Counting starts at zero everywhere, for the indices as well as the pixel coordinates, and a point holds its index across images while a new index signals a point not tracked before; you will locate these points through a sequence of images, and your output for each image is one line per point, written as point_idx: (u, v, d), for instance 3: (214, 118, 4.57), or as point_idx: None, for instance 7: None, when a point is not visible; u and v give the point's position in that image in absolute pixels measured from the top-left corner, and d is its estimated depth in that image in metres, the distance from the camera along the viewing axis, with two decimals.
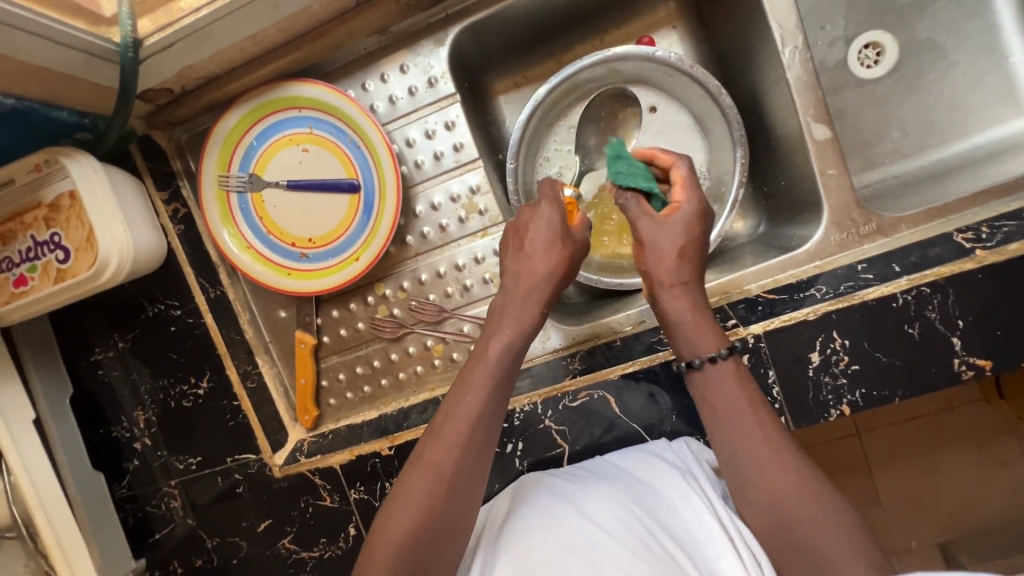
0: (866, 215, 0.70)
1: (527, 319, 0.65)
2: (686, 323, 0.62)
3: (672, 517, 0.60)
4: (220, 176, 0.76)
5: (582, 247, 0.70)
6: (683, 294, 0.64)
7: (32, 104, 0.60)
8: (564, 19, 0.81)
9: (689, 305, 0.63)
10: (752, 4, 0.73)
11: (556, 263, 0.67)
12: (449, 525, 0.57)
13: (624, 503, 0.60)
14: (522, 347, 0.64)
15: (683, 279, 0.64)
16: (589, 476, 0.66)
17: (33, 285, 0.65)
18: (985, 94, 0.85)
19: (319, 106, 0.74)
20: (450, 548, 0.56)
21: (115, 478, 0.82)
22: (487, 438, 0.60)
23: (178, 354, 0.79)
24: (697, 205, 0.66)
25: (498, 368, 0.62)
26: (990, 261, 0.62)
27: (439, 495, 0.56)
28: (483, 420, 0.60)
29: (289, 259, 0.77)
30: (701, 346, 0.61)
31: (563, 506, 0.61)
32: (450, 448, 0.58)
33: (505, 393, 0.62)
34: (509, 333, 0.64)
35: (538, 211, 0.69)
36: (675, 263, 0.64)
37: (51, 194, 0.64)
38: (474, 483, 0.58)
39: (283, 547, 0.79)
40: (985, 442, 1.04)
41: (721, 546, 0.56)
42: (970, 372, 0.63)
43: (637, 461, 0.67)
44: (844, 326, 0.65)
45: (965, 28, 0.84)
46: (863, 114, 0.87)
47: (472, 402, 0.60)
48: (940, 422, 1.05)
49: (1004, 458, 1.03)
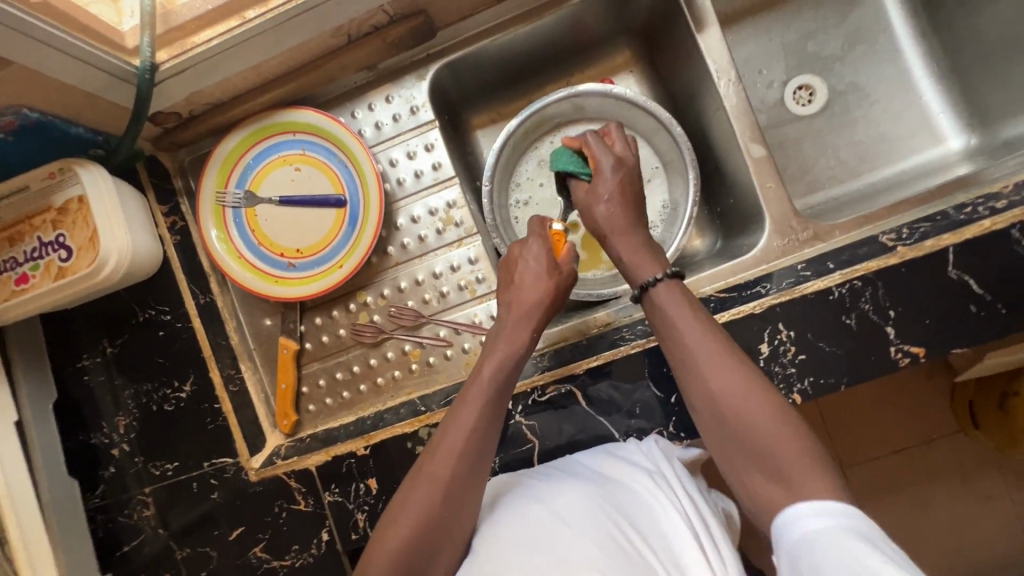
0: (804, 223, 0.78)
1: (519, 339, 0.70)
2: (626, 259, 0.74)
3: (641, 512, 0.59)
4: (217, 192, 0.83)
5: (569, 278, 0.75)
6: (624, 238, 0.75)
7: (54, 119, 0.68)
8: (532, 62, 0.92)
9: (630, 246, 0.74)
10: (690, 47, 0.84)
11: (543, 292, 0.72)
12: (443, 530, 0.59)
13: (593, 497, 0.59)
14: (516, 367, 0.69)
15: (618, 223, 0.75)
16: (560, 473, 0.65)
17: (34, 282, 0.70)
18: (907, 127, 0.95)
19: (311, 130, 0.83)
20: (442, 550, 0.59)
21: (88, 487, 0.82)
22: (484, 449, 0.64)
23: (164, 359, 0.82)
24: (613, 158, 0.78)
25: (492, 385, 0.66)
26: (911, 256, 0.69)
27: (437, 502, 0.60)
28: (481, 431, 0.64)
29: (277, 268, 0.83)
30: (638, 275, 0.72)
31: (532, 505, 0.60)
32: (449, 455, 0.62)
33: (501, 408, 0.67)
34: (502, 354, 0.69)
35: (527, 247, 0.75)
36: (614, 212, 0.76)
37: (61, 200, 0.71)
38: (470, 493, 0.61)
39: (254, 556, 0.78)
40: (965, 474, 1.11)
41: (685, 542, 0.57)
42: (906, 359, 0.68)
43: (606, 461, 0.66)
44: (788, 318, 0.71)
45: (883, 72, 0.97)
46: (801, 145, 0.98)
47: (469, 415, 0.64)
48: (919, 455, 1.12)
49: (984, 490, 1.10)
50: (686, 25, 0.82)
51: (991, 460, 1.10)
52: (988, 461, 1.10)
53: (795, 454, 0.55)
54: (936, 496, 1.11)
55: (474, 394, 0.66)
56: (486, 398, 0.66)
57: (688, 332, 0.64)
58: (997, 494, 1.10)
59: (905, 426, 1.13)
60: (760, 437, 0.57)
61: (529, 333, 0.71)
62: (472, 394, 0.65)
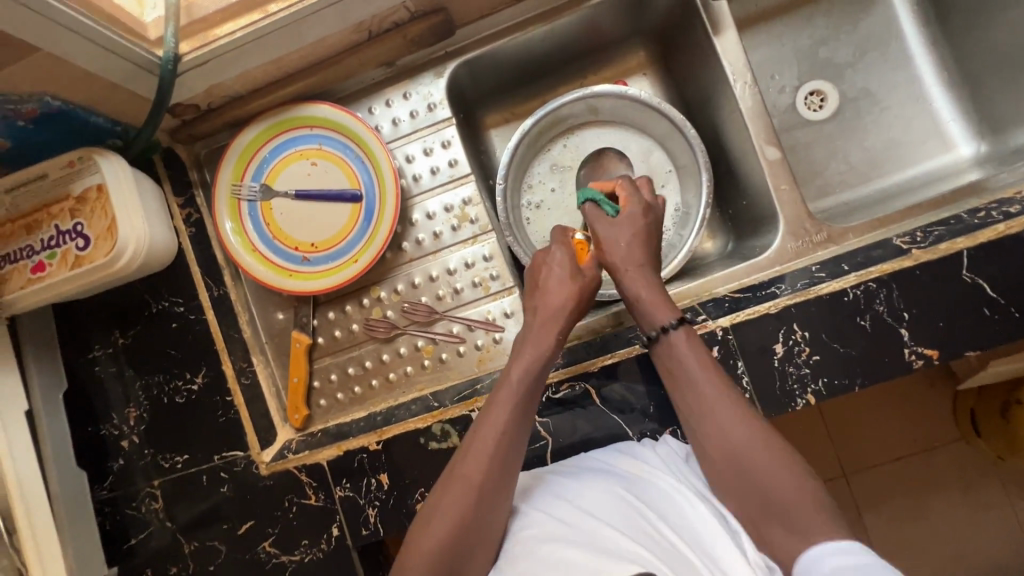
0: (818, 225, 0.78)
1: (546, 340, 0.69)
2: (643, 300, 0.71)
3: (666, 506, 0.58)
4: (233, 185, 0.83)
5: (593, 282, 0.74)
6: (638, 276, 0.72)
7: (75, 107, 0.68)
8: (548, 62, 0.92)
9: (646, 284, 0.72)
10: (707, 50, 0.85)
11: (570, 295, 0.71)
12: (477, 530, 0.58)
13: (618, 492, 0.59)
14: (544, 368, 0.68)
15: (639, 260, 0.73)
16: (583, 472, 0.65)
17: (51, 270, 0.70)
18: (917, 134, 0.96)
19: (328, 125, 0.83)
20: (479, 551, 0.58)
21: (97, 479, 0.81)
22: (514, 451, 0.63)
23: (176, 351, 0.81)
24: (643, 202, 0.76)
25: (520, 387, 0.66)
26: (925, 259, 0.70)
27: (468, 502, 0.59)
28: (510, 434, 0.63)
29: (291, 262, 0.83)
30: (653, 319, 0.71)
31: (559, 503, 0.59)
32: (479, 460, 0.61)
33: (529, 410, 0.66)
34: (528, 357, 0.68)
35: (551, 253, 0.75)
36: (628, 249, 0.73)
37: (80, 188, 0.71)
38: (503, 494, 0.61)
39: (263, 551, 0.77)
40: (968, 482, 1.11)
41: (714, 533, 0.55)
42: (920, 361, 0.69)
43: (626, 458, 0.66)
44: (803, 318, 0.71)
45: (894, 79, 0.98)
46: (812, 150, 0.98)
47: (497, 418, 0.64)
48: (923, 463, 1.12)
49: (988, 499, 1.10)
50: (702, 28, 0.83)
51: (994, 469, 1.10)
52: (991, 470, 1.11)
53: (803, 500, 0.57)
54: (941, 503, 1.11)
55: (503, 398, 0.65)
56: (514, 401, 0.65)
57: (697, 378, 0.66)
58: (1001, 503, 1.10)
59: (911, 432, 1.13)
60: (769, 486, 0.59)
61: (556, 334, 0.70)
62: (501, 398, 0.64)
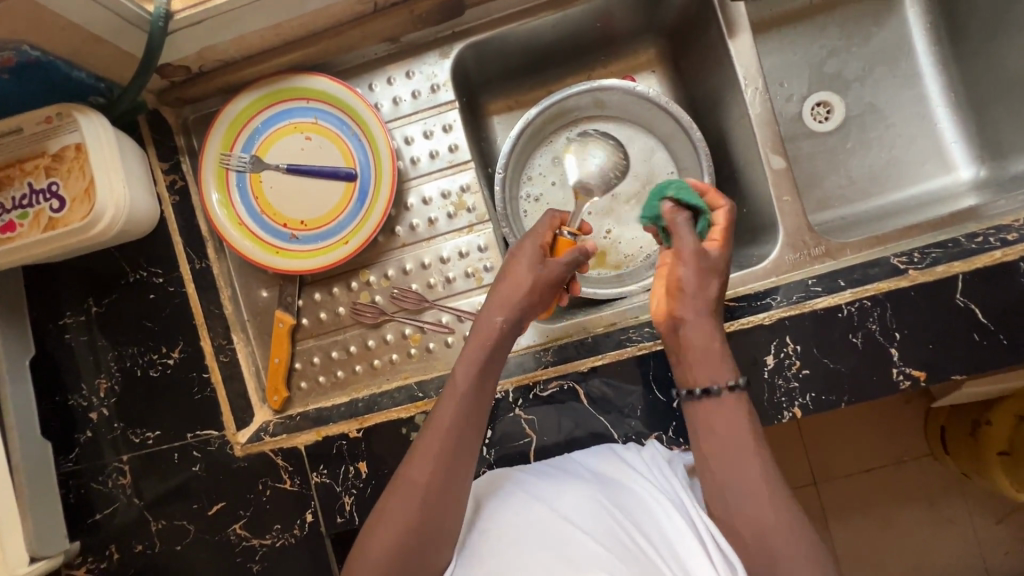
0: (816, 239, 0.78)
1: (491, 332, 0.66)
2: (702, 350, 0.65)
3: (641, 514, 0.58)
4: (222, 154, 0.79)
5: (561, 276, 0.71)
6: (701, 323, 0.66)
7: (56, 61, 0.64)
8: (557, 51, 0.90)
9: (707, 334, 0.66)
10: (718, 53, 0.83)
11: (523, 288, 0.68)
12: (428, 535, 0.56)
13: (593, 497, 0.58)
14: (491, 358, 0.65)
15: (708, 307, 0.67)
16: (556, 473, 0.64)
17: (22, 231, 0.67)
18: (919, 152, 0.96)
19: (325, 99, 0.80)
20: (434, 555, 0.56)
21: (63, 450, 0.78)
22: (462, 449, 0.60)
23: (152, 323, 0.78)
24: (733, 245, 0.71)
25: (466, 381, 0.63)
26: (922, 280, 0.69)
27: (416, 507, 0.57)
28: (455, 433, 0.60)
29: (279, 239, 0.80)
30: (707, 373, 0.65)
31: (530, 502, 0.58)
32: (425, 461, 0.59)
33: (479, 405, 0.63)
34: (474, 350, 0.65)
35: (523, 244, 0.72)
36: (711, 295, 0.67)
37: (57, 146, 0.67)
38: (455, 494, 0.58)
39: (233, 534, 0.76)
40: (936, 498, 1.13)
41: (691, 546, 0.54)
42: (907, 381, 0.69)
43: (601, 461, 0.66)
44: (796, 332, 0.71)
45: (901, 96, 0.97)
46: (814, 161, 0.98)
47: (444, 415, 0.62)
48: (895, 478, 1.14)
49: (951, 515, 1.13)
50: (717, 28, 0.81)
51: (960, 486, 1.13)
52: (958, 487, 1.13)
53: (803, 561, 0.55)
54: (906, 518, 1.14)
55: (450, 394, 0.63)
56: (462, 395, 0.63)
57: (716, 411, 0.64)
58: (964, 520, 1.13)
59: (885, 448, 1.15)
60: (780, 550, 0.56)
61: (505, 327, 0.67)
62: (446, 393, 0.62)
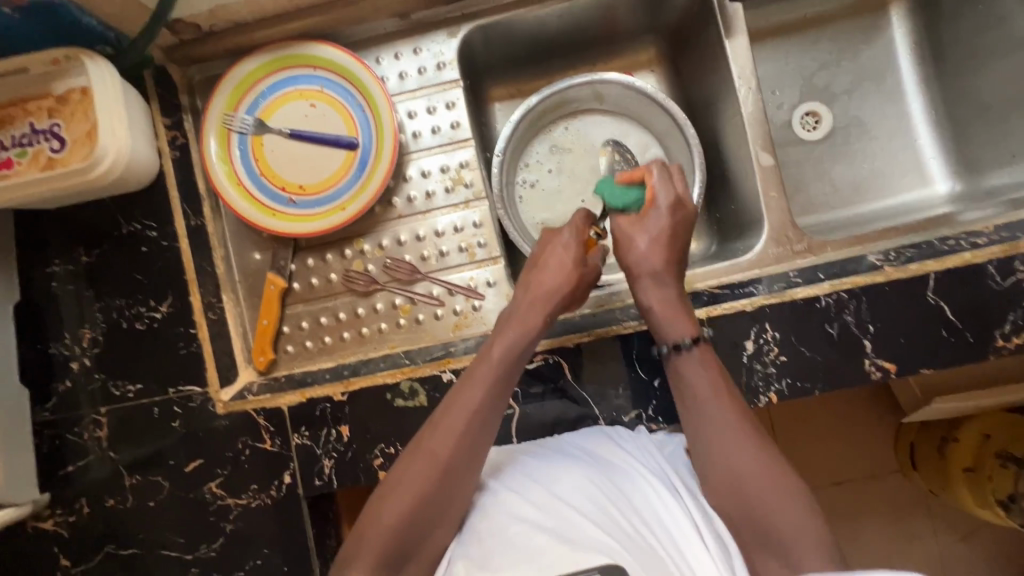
0: (800, 235, 0.81)
1: (529, 322, 0.69)
2: (657, 310, 0.71)
3: (637, 497, 0.59)
4: (226, 114, 0.80)
5: (593, 272, 0.74)
6: (654, 285, 0.72)
7: (68, 4, 0.64)
8: (561, 42, 0.93)
9: (661, 294, 0.71)
10: (715, 53, 0.86)
11: (559, 279, 0.71)
12: (439, 507, 0.59)
13: (591, 479, 0.59)
14: (526, 347, 0.68)
15: (654, 267, 0.72)
16: (553, 453, 0.65)
17: (19, 169, 0.67)
18: (899, 165, 1.01)
19: (332, 68, 0.81)
20: (441, 524, 0.59)
21: (39, 399, 0.77)
22: (485, 429, 0.63)
23: (143, 276, 0.78)
24: (672, 196, 0.73)
25: (500, 366, 0.65)
26: (896, 276, 0.73)
27: (433, 479, 0.59)
28: (483, 415, 0.63)
29: (276, 202, 0.81)
30: (671, 332, 0.70)
31: (530, 484, 0.59)
32: (448, 436, 0.61)
33: (507, 389, 0.66)
34: (511, 336, 0.67)
35: (557, 235, 0.74)
36: (656, 256, 0.72)
37: (62, 88, 0.68)
38: (471, 472, 0.61)
39: (208, 492, 0.75)
40: (900, 506, 1.16)
41: (688, 532, 0.55)
42: (878, 372, 0.72)
43: (597, 442, 0.66)
44: (775, 319, 0.74)
45: (884, 111, 1.02)
46: (800, 168, 1.02)
47: (473, 394, 0.64)
48: (863, 485, 1.17)
49: (914, 524, 1.16)
50: (715, 28, 0.85)
51: (924, 495, 1.16)
52: (922, 497, 1.16)
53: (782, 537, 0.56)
54: (871, 526, 1.17)
55: (483, 374, 0.65)
56: (493, 378, 0.65)
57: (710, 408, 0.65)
58: (926, 530, 1.16)
59: (854, 456, 1.18)
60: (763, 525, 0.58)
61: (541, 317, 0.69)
62: (481, 374, 0.64)
